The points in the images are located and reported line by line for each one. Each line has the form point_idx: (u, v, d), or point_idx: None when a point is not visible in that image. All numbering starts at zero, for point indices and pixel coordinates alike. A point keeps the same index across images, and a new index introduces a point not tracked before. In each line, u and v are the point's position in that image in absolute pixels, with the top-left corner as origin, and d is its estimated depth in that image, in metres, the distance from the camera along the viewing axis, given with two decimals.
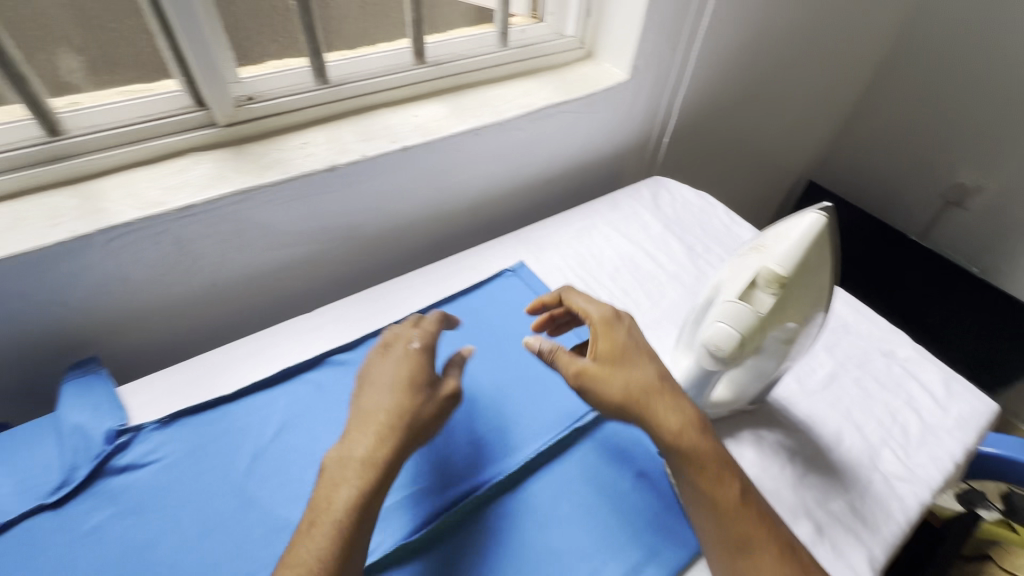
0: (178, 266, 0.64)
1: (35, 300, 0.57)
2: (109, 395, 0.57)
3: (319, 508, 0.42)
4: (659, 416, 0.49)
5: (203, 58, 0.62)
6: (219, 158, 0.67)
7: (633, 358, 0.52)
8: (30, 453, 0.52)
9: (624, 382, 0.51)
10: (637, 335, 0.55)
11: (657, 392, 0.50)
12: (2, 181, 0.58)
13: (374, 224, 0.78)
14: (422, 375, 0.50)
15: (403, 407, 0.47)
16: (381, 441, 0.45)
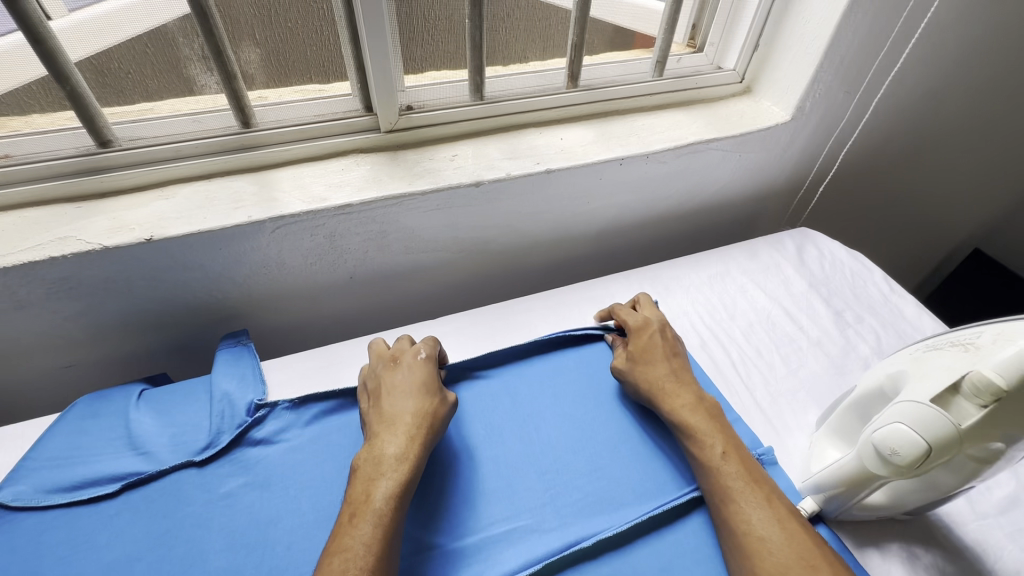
0: (326, 259, 0.69)
1: (208, 271, 0.64)
2: (254, 367, 0.61)
3: (358, 504, 0.45)
4: (666, 395, 0.58)
5: (382, 69, 0.66)
6: (376, 162, 0.71)
7: (655, 354, 0.62)
8: (185, 409, 0.57)
9: (638, 372, 0.61)
10: (660, 337, 0.63)
11: (668, 380, 0.59)
12: (199, 163, 0.66)
13: (504, 241, 0.79)
14: (429, 383, 0.56)
15: (424, 409, 0.53)
16: (411, 440, 0.50)
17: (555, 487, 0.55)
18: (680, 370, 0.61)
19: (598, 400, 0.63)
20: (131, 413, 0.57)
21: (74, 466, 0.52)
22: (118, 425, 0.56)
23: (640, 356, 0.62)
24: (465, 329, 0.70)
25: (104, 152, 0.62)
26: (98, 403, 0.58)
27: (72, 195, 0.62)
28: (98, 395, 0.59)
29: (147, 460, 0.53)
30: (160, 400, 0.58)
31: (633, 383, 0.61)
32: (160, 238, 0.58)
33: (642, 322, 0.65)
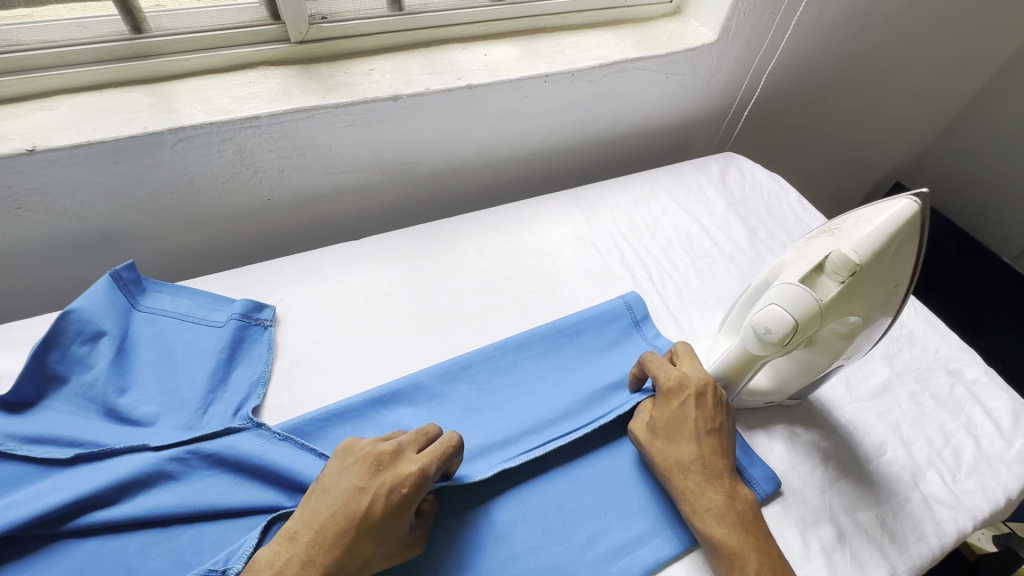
0: (239, 177, 0.66)
1: (106, 188, 0.60)
2: (250, 367, 0.56)
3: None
4: (684, 490, 0.47)
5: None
6: (287, 74, 0.67)
7: (685, 427, 0.49)
8: (174, 388, 0.53)
9: (667, 454, 0.49)
10: (696, 409, 0.50)
11: (696, 472, 0.47)
12: (88, 71, 0.61)
13: (431, 162, 0.77)
14: (388, 524, 0.41)
15: (357, 549, 0.40)
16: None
17: (485, 403, 0.56)
18: (714, 455, 0.48)
19: (553, 333, 0.61)
20: (113, 371, 0.52)
21: (41, 422, 0.48)
22: (93, 384, 0.51)
23: (667, 428, 0.50)
24: (390, 248, 0.70)
25: None
26: (81, 327, 0.52)
27: None
28: (78, 316, 0.52)
29: (125, 433, 0.49)
30: (147, 364, 0.54)
31: (649, 461, 0.50)
32: (43, 148, 0.54)
33: (679, 380, 0.52)
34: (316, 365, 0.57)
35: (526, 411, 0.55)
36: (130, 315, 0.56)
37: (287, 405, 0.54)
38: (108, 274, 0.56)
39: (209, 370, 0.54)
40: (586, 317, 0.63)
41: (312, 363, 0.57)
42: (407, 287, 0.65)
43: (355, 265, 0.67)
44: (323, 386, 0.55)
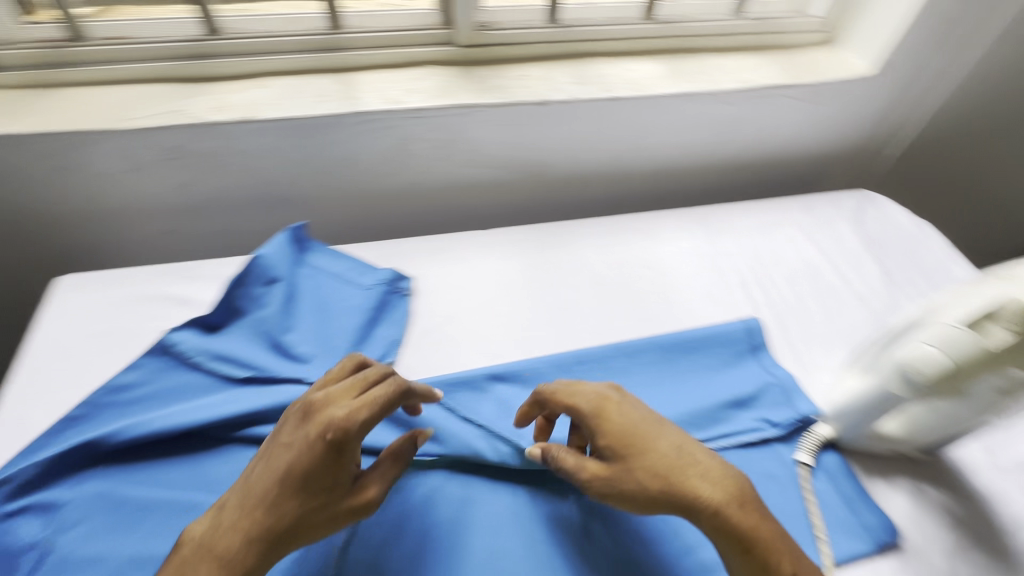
0: (395, 160, 0.74)
1: (291, 159, 0.70)
2: (390, 327, 0.62)
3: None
4: (676, 506, 0.43)
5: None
6: (449, 74, 0.74)
7: (641, 447, 0.44)
8: (327, 335, 0.61)
9: (639, 477, 0.43)
10: (632, 417, 0.46)
11: (677, 484, 0.43)
12: (290, 58, 0.71)
13: (562, 167, 0.81)
14: (323, 473, 0.41)
15: (294, 503, 0.41)
16: (264, 534, 0.40)
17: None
18: (684, 463, 0.44)
19: (667, 344, 0.63)
20: (282, 312, 0.61)
21: (227, 345, 0.57)
22: (267, 321, 0.60)
23: (615, 463, 0.44)
24: (517, 241, 0.74)
25: (210, 39, 0.68)
26: (263, 271, 0.61)
27: (179, 78, 0.69)
28: (263, 262, 0.62)
29: (288, 366, 0.57)
30: (310, 310, 0.62)
31: (626, 504, 0.44)
32: (256, 120, 0.65)
33: (599, 403, 0.46)
34: (445, 336, 0.62)
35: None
36: (299, 268, 0.65)
37: (417, 366, 0.59)
38: (286, 230, 0.65)
39: (357, 325, 0.61)
40: (701, 335, 0.63)
41: (441, 334, 0.62)
42: (530, 279, 0.69)
43: (483, 253, 0.72)
44: (450, 356, 0.61)
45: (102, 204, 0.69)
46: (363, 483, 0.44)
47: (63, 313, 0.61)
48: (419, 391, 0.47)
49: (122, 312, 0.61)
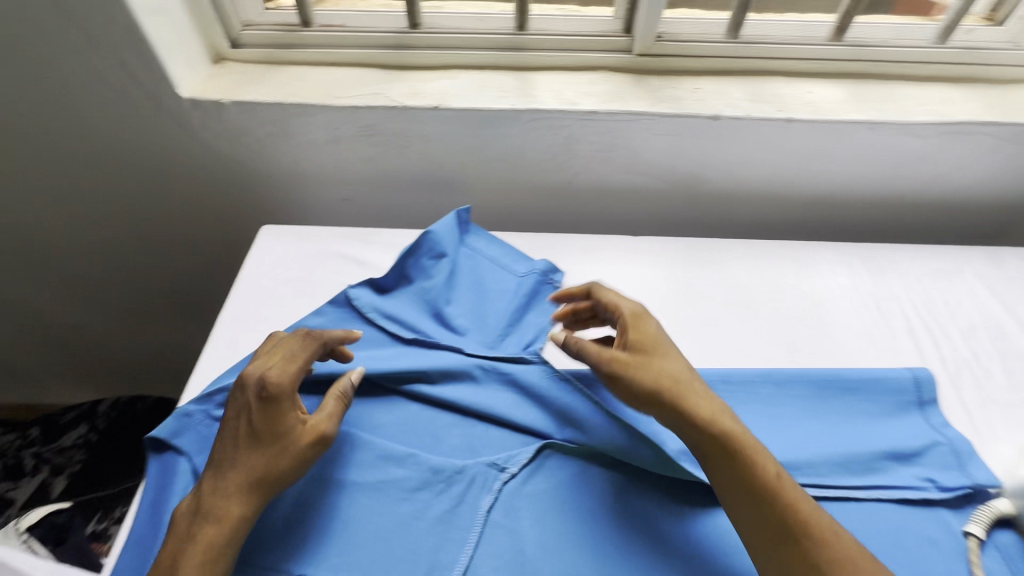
0: (557, 158, 0.77)
1: (464, 147, 0.76)
2: (541, 314, 0.65)
3: (188, 556, 0.43)
4: (678, 394, 0.49)
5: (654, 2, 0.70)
6: (622, 80, 0.76)
7: (658, 351, 0.52)
8: (482, 313, 0.65)
9: (654, 367, 0.51)
10: (652, 328, 0.54)
11: (681, 379, 0.50)
12: (477, 54, 0.77)
13: (717, 183, 0.80)
14: (268, 419, 0.47)
15: (251, 451, 0.47)
16: (240, 487, 0.45)
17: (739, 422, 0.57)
18: (687, 372, 0.51)
19: (821, 380, 0.59)
20: (445, 285, 0.66)
21: (396, 307, 0.63)
22: (431, 291, 0.65)
23: (640, 356, 0.52)
24: (664, 252, 0.74)
25: (412, 32, 0.75)
26: (432, 245, 0.67)
27: (380, 65, 0.77)
28: (434, 237, 0.67)
29: (447, 335, 0.62)
30: (467, 288, 0.67)
31: (637, 387, 0.50)
32: (444, 108, 0.71)
33: (634, 317, 0.55)
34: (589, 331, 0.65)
35: (781, 444, 0.55)
36: (460, 248, 0.70)
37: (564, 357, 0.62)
38: (454, 211, 0.70)
39: (510, 307, 0.65)
40: (862, 377, 0.59)
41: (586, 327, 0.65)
42: (677, 291, 0.69)
43: (631, 258, 0.73)
44: None
45: (301, 170, 0.79)
46: (314, 423, 0.49)
47: (265, 258, 0.71)
48: (331, 335, 0.54)
49: (311, 264, 0.70)
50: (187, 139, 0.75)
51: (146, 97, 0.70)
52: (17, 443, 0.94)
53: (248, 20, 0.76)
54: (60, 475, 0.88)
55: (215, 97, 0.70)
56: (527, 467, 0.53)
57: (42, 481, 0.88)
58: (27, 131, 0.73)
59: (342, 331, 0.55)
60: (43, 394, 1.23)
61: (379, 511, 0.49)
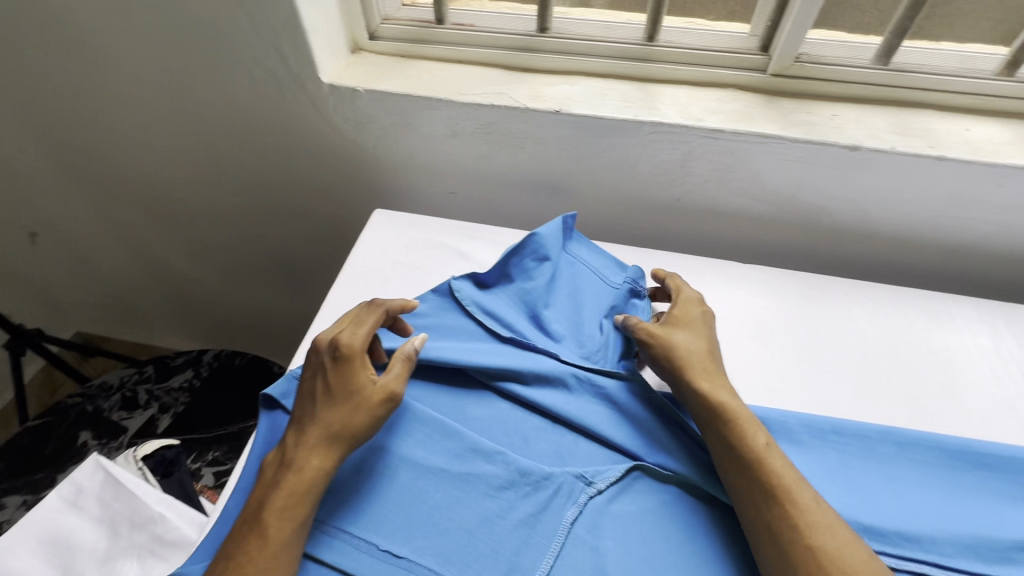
0: (671, 174, 0.75)
1: (577, 155, 0.76)
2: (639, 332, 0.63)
3: (278, 508, 0.45)
4: (689, 361, 0.55)
5: (800, 23, 0.66)
6: (751, 101, 0.73)
7: (688, 327, 0.59)
8: (579, 322, 0.64)
9: (676, 336, 0.57)
10: (696, 312, 0.60)
11: (698, 351, 0.56)
12: (603, 61, 0.76)
13: (842, 217, 0.75)
14: (341, 375, 0.50)
15: (325, 406, 0.49)
16: (317, 439, 0.48)
17: (849, 479, 0.52)
18: (708, 350, 0.57)
19: (951, 449, 0.53)
20: (546, 290, 0.65)
21: (496, 304, 0.64)
22: (530, 294, 0.65)
23: (669, 327, 0.59)
24: (775, 284, 0.70)
25: (541, 35, 0.76)
26: (537, 248, 0.66)
27: (504, 65, 0.79)
28: (540, 240, 0.66)
29: (543, 339, 0.62)
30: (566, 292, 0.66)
31: (658, 349, 0.57)
32: (564, 112, 0.71)
33: (678, 316, 0.60)
34: None
35: (897, 513, 0.50)
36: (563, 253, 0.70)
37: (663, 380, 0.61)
38: (561, 217, 0.68)
39: (609, 321, 0.64)
40: (1002, 453, 0.52)
41: None
42: (787, 328, 0.66)
43: (737, 286, 0.70)
44: None
45: (415, 160, 0.82)
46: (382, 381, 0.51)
47: (376, 239, 0.74)
48: (393, 306, 0.57)
49: (418, 251, 0.73)
50: (319, 122, 0.80)
51: (289, 78, 0.75)
52: (130, 377, 1.03)
53: (387, 14, 0.80)
54: (166, 412, 0.98)
55: (351, 85, 0.75)
56: (614, 486, 0.52)
57: (151, 416, 0.98)
58: (185, 100, 0.81)
59: (401, 301, 0.58)
60: (160, 332, 1.40)
61: (464, 500, 0.50)
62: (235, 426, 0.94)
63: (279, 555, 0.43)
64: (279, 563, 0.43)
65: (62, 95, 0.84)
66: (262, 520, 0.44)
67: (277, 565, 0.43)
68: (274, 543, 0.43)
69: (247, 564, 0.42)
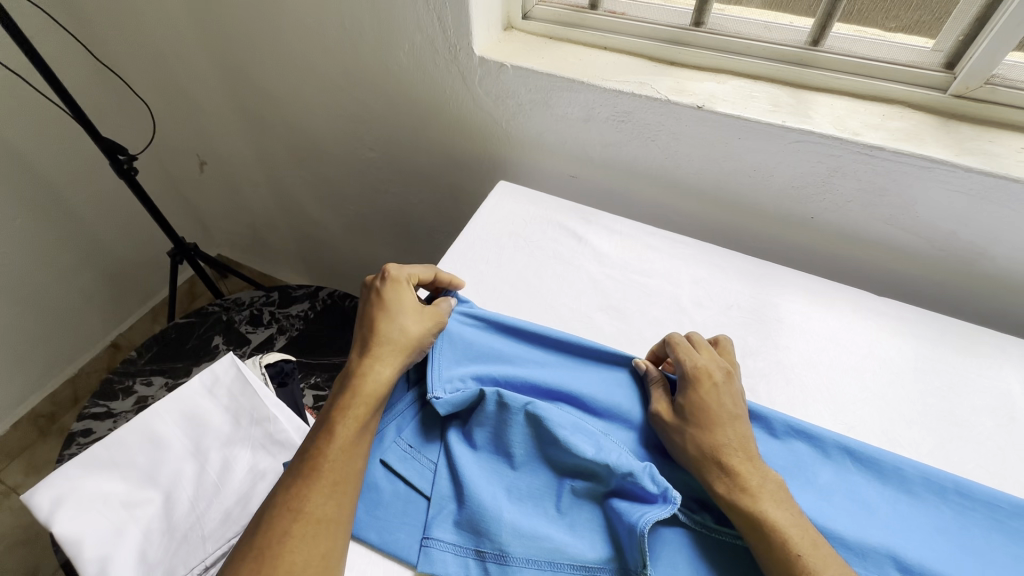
0: (810, 189, 0.71)
1: (710, 155, 0.74)
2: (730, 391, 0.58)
3: (346, 409, 0.50)
4: (726, 465, 0.47)
5: (999, 43, 0.59)
6: (921, 122, 0.66)
7: (717, 417, 0.50)
8: None
9: (701, 433, 0.49)
10: (714, 396, 0.51)
11: (732, 445, 0.48)
12: (756, 62, 0.73)
13: (1009, 264, 0.66)
14: (403, 299, 0.57)
15: (391, 321, 0.55)
16: (383, 348, 0.54)
17: (964, 544, 0.47)
18: (742, 441, 0.49)
19: None
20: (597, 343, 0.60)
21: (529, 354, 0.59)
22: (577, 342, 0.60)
23: (689, 419, 0.50)
24: (909, 322, 0.64)
25: (694, 31, 0.75)
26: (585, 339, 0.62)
27: (650, 56, 0.78)
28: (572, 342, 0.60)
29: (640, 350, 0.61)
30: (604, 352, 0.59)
31: (677, 443, 0.49)
32: (707, 109, 0.69)
33: (700, 369, 0.53)
34: (798, 377, 0.60)
35: None
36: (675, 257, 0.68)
37: (764, 395, 0.58)
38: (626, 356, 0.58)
39: None
40: None
41: (795, 372, 0.60)
42: (916, 372, 0.60)
43: (864, 315, 0.65)
44: (799, 403, 0.58)
45: (545, 139, 0.85)
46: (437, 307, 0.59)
47: (495, 208, 0.77)
48: (441, 277, 0.63)
49: (532, 226, 0.75)
50: (464, 92, 0.85)
51: (444, 44, 0.80)
52: (260, 299, 1.17)
53: None
54: (282, 334, 1.10)
55: (500, 59, 0.78)
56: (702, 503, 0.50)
57: (271, 334, 1.10)
58: (348, 56, 0.89)
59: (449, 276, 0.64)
60: (283, 265, 1.56)
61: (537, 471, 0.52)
62: (336, 359, 1.03)
63: (348, 451, 0.47)
64: (349, 458, 0.47)
65: (250, 41, 0.96)
66: (332, 420, 0.49)
67: (344, 459, 0.47)
68: (342, 439, 0.48)
69: (320, 456, 0.47)
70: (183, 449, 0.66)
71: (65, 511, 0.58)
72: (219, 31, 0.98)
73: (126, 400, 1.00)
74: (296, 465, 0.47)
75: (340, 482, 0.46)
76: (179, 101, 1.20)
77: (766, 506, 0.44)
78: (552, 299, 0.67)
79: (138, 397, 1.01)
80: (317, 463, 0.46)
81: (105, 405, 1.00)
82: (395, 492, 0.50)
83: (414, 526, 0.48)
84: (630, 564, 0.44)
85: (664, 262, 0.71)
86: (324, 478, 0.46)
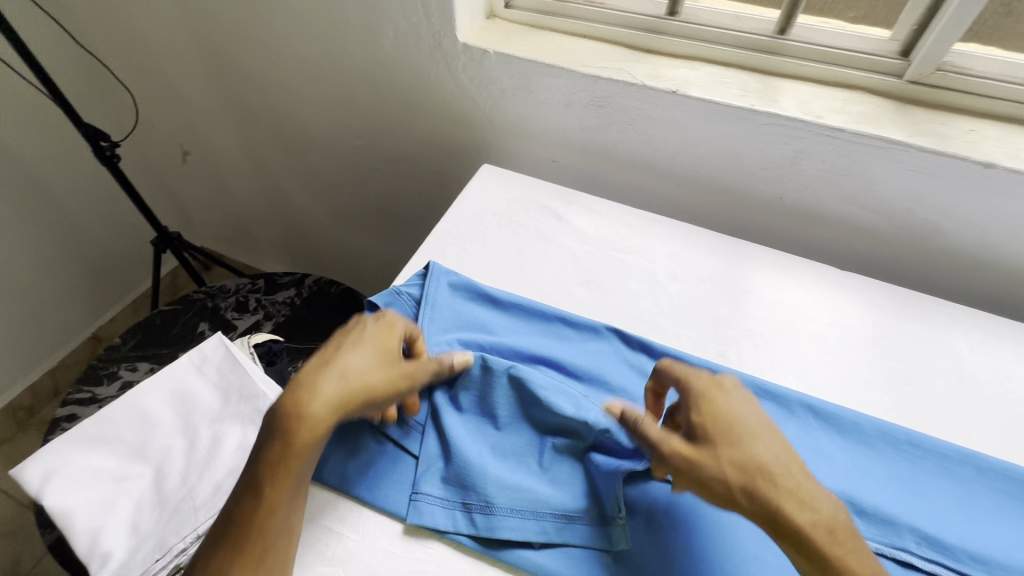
0: (778, 170, 0.75)
1: (685, 138, 0.77)
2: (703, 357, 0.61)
3: (275, 465, 0.45)
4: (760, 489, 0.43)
5: (948, 31, 0.63)
6: (879, 106, 0.71)
7: (735, 440, 0.45)
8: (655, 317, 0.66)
9: (726, 464, 0.44)
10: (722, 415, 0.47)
11: (760, 464, 0.44)
12: (727, 50, 0.76)
13: (961, 239, 0.71)
14: (366, 343, 0.52)
15: (345, 363, 0.50)
16: (327, 394, 0.48)
17: (915, 489, 0.51)
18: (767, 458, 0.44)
19: None
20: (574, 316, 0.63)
21: (511, 323, 0.62)
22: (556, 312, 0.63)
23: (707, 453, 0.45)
24: (869, 293, 0.69)
25: (668, 20, 0.78)
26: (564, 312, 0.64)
27: (628, 44, 0.81)
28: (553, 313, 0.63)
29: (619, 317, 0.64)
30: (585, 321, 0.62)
31: (704, 485, 0.43)
32: (681, 93, 0.72)
33: (700, 391, 0.48)
34: (766, 344, 0.63)
35: (966, 530, 0.48)
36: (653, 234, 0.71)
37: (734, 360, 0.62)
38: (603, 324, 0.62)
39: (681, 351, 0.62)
40: None
41: (763, 340, 0.64)
42: (874, 338, 0.64)
43: (828, 287, 0.69)
44: (767, 367, 0.61)
45: (527, 124, 0.87)
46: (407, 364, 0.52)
47: (479, 189, 0.80)
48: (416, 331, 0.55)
49: (516, 206, 0.78)
50: (448, 78, 0.87)
51: (428, 31, 0.82)
52: (245, 286, 1.17)
53: None
54: (269, 319, 1.11)
55: (483, 46, 0.80)
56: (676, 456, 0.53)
57: (257, 320, 1.11)
58: (333, 43, 0.91)
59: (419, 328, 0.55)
60: (268, 256, 1.56)
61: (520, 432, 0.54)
62: None
63: (275, 515, 0.44)
64: (279, 521, 0.44)
65: (235, 28, 0.97)
66: (259, 477, 0.45)
67: (272, 524, 0.44)
68: (271, 501, 0.44)
69: (245, 520, 0.44)
70: (173, 426, 0.67)
71: (57, 485, 0.59)
72: (203, 18, 0.99)
73: (111, 385, 1.00)
74: (222, 522, 0.44)
75: (267, 554, 0.43)
76: (162, 90, 1.20)
77: (805, 520, 0.41)
78: (535, 275, 0.70)
79: (124, 382, 1.01)
80: (242, 530, 0.44)
81: (89, 391, 1.00)
82: (384, 451, 0.52)
83: (403, 482, 0.51)
84: (608, 512, 0.47)
85: (642, 240, 0.74)
86: (250, 548, 0.43)
